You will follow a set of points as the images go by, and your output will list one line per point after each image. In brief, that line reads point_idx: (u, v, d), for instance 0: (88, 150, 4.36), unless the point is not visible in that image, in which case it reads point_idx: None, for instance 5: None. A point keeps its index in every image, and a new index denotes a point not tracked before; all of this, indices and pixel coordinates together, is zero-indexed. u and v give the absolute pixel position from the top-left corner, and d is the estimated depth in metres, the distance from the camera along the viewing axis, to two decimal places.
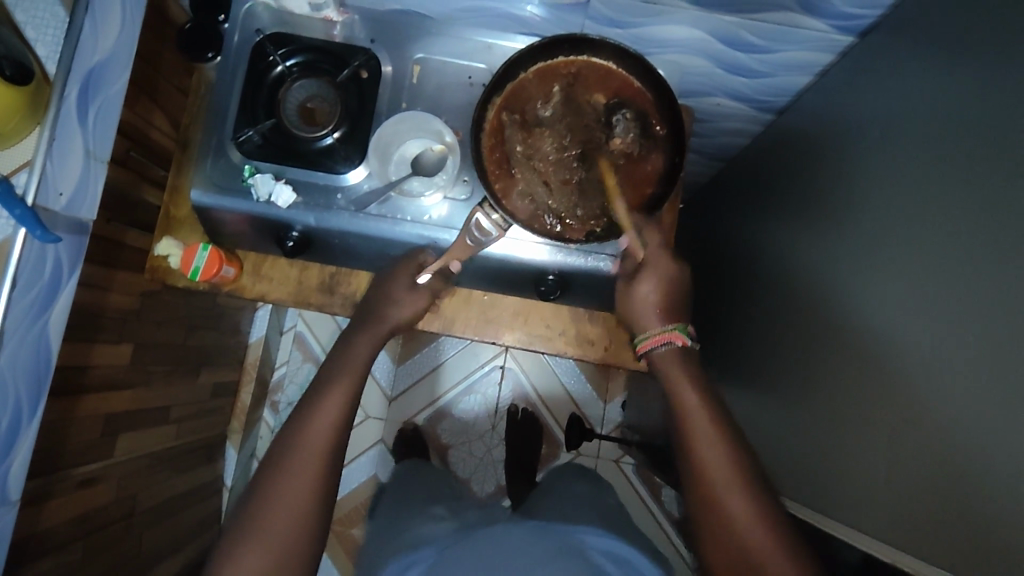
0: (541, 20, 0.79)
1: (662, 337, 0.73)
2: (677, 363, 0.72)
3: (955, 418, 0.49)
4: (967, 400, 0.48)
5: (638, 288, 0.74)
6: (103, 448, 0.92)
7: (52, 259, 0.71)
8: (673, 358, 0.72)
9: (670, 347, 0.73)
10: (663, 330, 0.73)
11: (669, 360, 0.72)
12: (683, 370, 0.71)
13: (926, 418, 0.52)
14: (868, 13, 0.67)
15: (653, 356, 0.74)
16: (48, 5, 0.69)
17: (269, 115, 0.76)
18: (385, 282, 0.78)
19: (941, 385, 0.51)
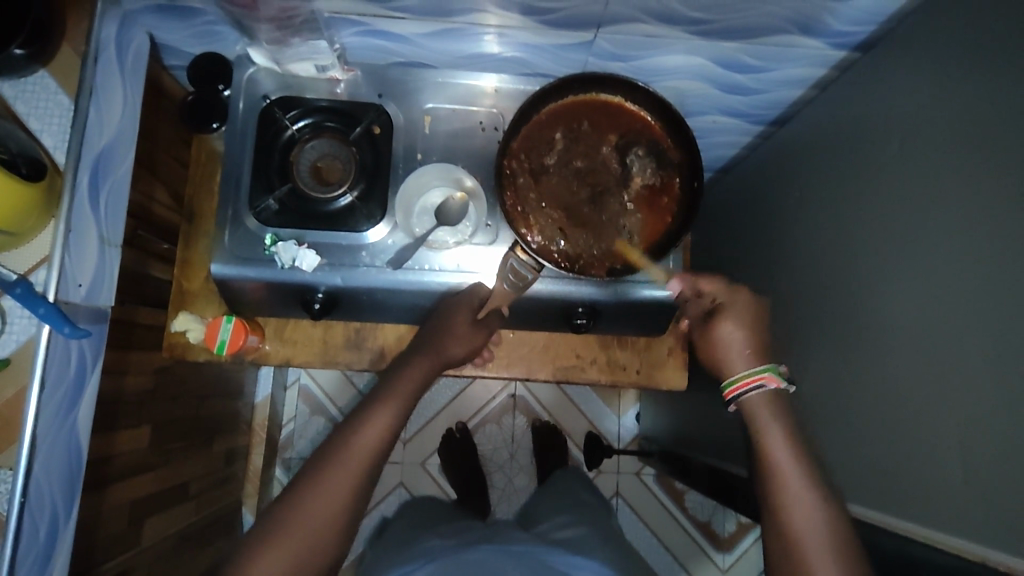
0: (544, 60, 0.80)
1: (752, 380, 0.67)
2: (773, 410, 0.66)
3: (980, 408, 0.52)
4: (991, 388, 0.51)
5: (719, 330, 0.70)
6: (130, 537, 0.88)
7: (77, 352, 0.68)
8: (768, 405, 0.66)
9: (763, 390, 0.66)
10: (753, 372, 0.67)
11: (766, 407, 0.66)
12: (781, 419, 0.65)
13: (963, 410, 0.54)
14: (862, 29, 0.71)
15: (745, 402, 0.67)
16: (50, 94, 0.67)
17: (284, 180, 0.75)
18: (418, 334, 0.78)
19: (968, 373, 0.53)
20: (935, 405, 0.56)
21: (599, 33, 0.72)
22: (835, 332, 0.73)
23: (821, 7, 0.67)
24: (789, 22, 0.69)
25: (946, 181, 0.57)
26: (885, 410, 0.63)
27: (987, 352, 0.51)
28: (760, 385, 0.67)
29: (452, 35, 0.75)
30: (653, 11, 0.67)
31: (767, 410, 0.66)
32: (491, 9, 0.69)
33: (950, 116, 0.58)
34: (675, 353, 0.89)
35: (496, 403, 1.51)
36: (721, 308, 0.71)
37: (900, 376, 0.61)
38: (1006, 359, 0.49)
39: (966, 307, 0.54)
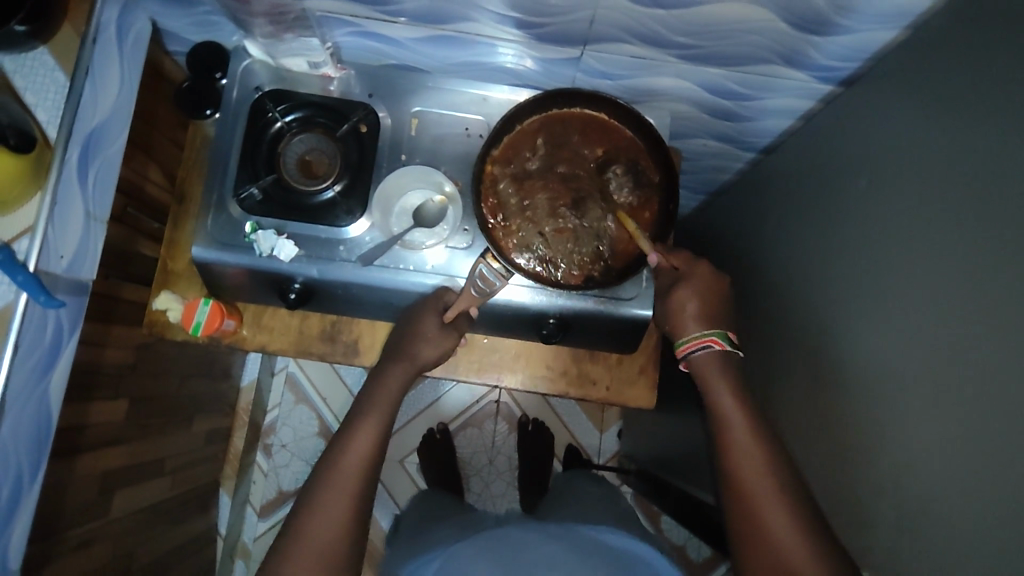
0: (534, 72, 0.82)
1: (700, 341, 0.70)
2: (717, 368, 0.69)
3: (950, 455, 0.51)
4: (957, 438, 0.51)
5: (676, 295, 0.71)
6: (99, 507, 0.90)
7: (52, 322, 0.71)
8: (713, 363, 0.69)
9: (710, 351, 0.69)
10: (702, 334, 0.70)
11: (710, 366, 0.69)
12: (723, 375, 0.69)
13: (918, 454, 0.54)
14: (846, 65, 0.72)
15: (693, 358, 0.71)
16: (48, 71, 0.70)
17: (270, 171, 0.77)
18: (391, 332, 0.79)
19: (930, 421, 0.53)
20: (901, 446, 0.57)
21: (586, 50, 0.74)
22: (808, 363, 0.73)
23: (804, 41, 0.68)
24: (773, 53, 0.70)
25: (918, 224, 0.58)
26: (852, 447, 0.63)
27: (954, 397, 0.51)
28: (705, 347, 0.70)
29: (444, 42, 0.77)
30: (640, 34, 0.69)
31: (712, 370, 0.69)
32: (483, 20, 0.71)
33: (922, 158, 0.59)
34: (646, 371, 0.89)
35: (479, 407, 1.52)
36: (678, 276, 0.72)
37: (870, 418, 0.61)
38: (971, 404, 0.50)
39: (935, 354, 0.54)
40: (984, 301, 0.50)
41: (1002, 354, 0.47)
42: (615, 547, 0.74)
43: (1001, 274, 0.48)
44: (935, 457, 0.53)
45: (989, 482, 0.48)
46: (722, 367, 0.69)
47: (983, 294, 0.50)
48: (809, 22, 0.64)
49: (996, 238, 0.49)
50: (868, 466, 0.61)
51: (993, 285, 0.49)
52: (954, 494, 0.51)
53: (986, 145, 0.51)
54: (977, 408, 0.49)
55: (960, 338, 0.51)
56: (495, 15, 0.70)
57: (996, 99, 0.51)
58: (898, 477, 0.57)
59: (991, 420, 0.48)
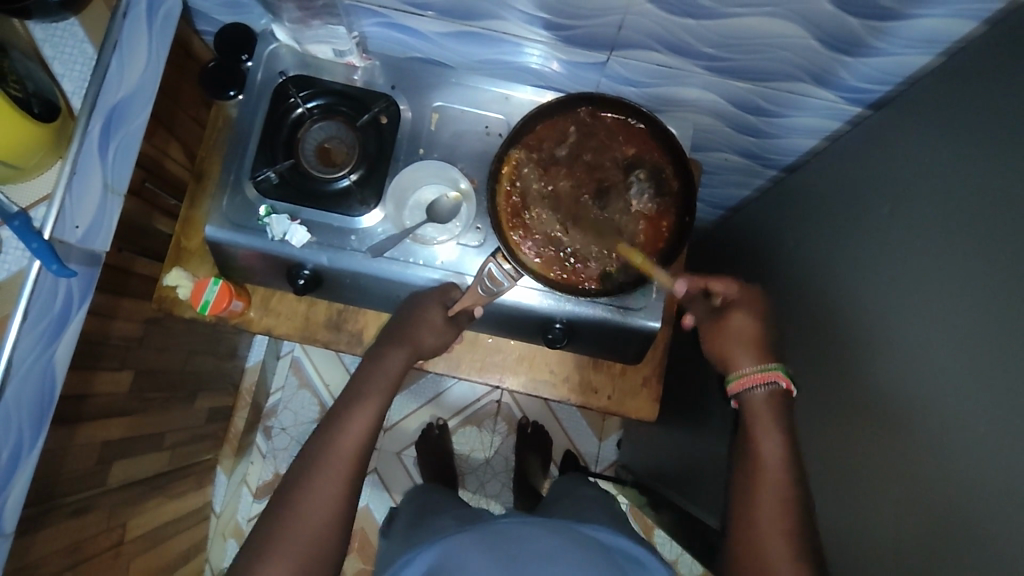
0: (559, 75, 0.81)
1: (762, 376, 0.68)
2: (774, 407, 0.67)
3: (954, 492, 0.51)
4: (965, 475, 0.50)
5: (732, 322, 0.71)
6: (96, 476, 0.91)
7: (63, 290, 0.71)
8: (771, 401, 0.68)
9: (765, 388, 0.68)
10: (763, 369, 0.68)
11: (765, 405, 0.68)
12: (774, 415, 0.67)
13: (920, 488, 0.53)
14: (877, 88, 0.70)
15: (748, 396, 0.69)
16: (77, 43, 0.71)
17: (288, 155, 0.77)
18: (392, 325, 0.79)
19: (944, 458, 0.52)
20: (908, 480, 0.55)
21: (613, 56, 0.73)
22: (814, 389, 0.72)
23: (836, 61, 0.67)
24: (802, 71, 0.69)
25: (938, 255, 0.57)
26: (856, 477, 0.62)
27: (967, 434, 0.50)
28: (765, 383, 0.68)
29: (470, 38, 0.77)
30: (668, 43, 0.68)
31: (764, 409, 0.67)
32: (512, 20, 0.71)
33: (946, 188, 0.57)
34: (648, 384, 0.88)
35: (481, 406, 1.52)
36: (733, 303, 0.72)
37: (878, 451, 0.59)
38: (984, 443, 0.48)
39: (949, 390, 0.53)
40: (1002, 337, 0.48)
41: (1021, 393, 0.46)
42: (606, 549, 0.74)
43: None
44: (942, 493, 0.52)
45: (1002, 525, 0.46)
46: (778, 411, 0.67)
47: (1001, 330, 0.49)
48: (841, 42, 0.63)
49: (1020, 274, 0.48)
50: (871, 499, 0.60)
51: (1013, 322, 0.48)
52: (963, 535, 0.49)
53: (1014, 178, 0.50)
54: (993, 449, 0.48)
55: (978, 375, 0.50)
56: (524, 15, 0.69)
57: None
58: (904, 513, 0.56)
59: (1000, 459, 0.47)
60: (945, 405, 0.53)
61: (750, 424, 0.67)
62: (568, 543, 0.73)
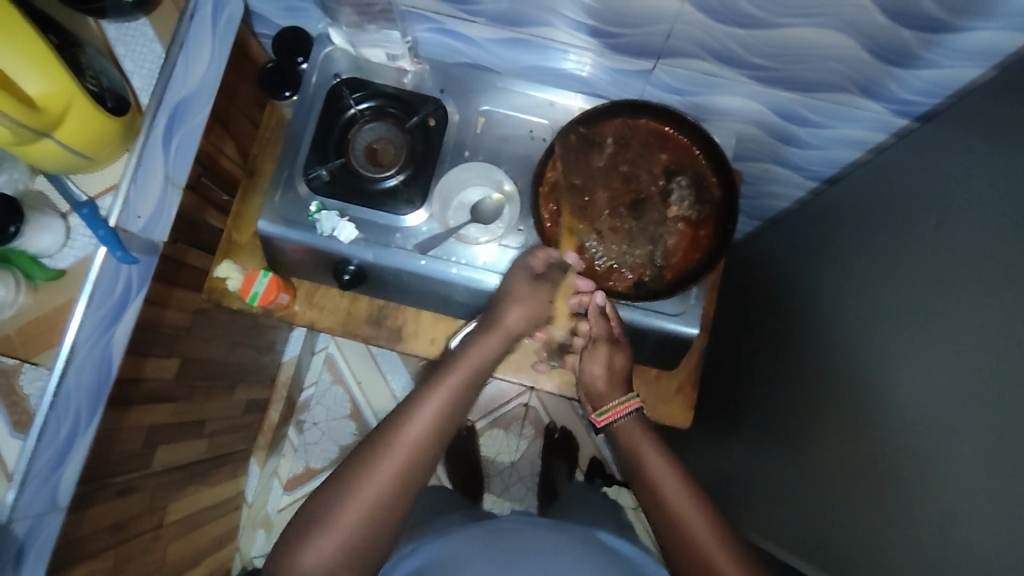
0: (604, 82, 0.83)
1: (628, 408, 0.76)
2: (639, 428, 0.76)
3: (997, 506, 0.50)
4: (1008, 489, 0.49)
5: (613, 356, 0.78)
6: (141, 458, 0.94)
7: (124, 278, 0.74)
8: (635, 425, 0.76)
9: (630, 419, 0.76)
10: (627, 401, 0.77)
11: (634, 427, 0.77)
12: (640, 432, 0.76)
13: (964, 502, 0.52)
14: (925, 100, 0.70)
15: (615, 428, 0.77)
16: (147, 42, 0.75)
17: (338, 155, 0.80)
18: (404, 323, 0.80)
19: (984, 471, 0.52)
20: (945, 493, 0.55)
21: (659, 64, 0.74)
22: (847, 402, 0.72)
23: (884, 73, 0.67)
24: (849, 82, 0.70)
25: (985, 266, 0.56)
26: (892, 489, 0.62)
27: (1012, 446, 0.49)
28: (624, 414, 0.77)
29: (518, 44, 0.79)
30: (715, 52, 0.69)
31: (635, 430, 0.76)
32: (560, 27, 0.72)
33: (996, 200, 0.57)
34: (683, 391, 0.88)
35: (509, 409, 1.53)
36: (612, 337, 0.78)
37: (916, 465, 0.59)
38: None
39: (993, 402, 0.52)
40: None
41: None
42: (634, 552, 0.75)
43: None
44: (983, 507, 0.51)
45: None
46: (645, 429, 0.76)
47: None
48: (891, 54, 0.64)
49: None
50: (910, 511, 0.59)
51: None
52: (1002, 550, 0.49)
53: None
54: None
55: (1021, 387, 0.49)
56: (573, 22, 0.71)
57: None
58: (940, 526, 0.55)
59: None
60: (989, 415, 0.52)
61: (630, 447, 0.74)
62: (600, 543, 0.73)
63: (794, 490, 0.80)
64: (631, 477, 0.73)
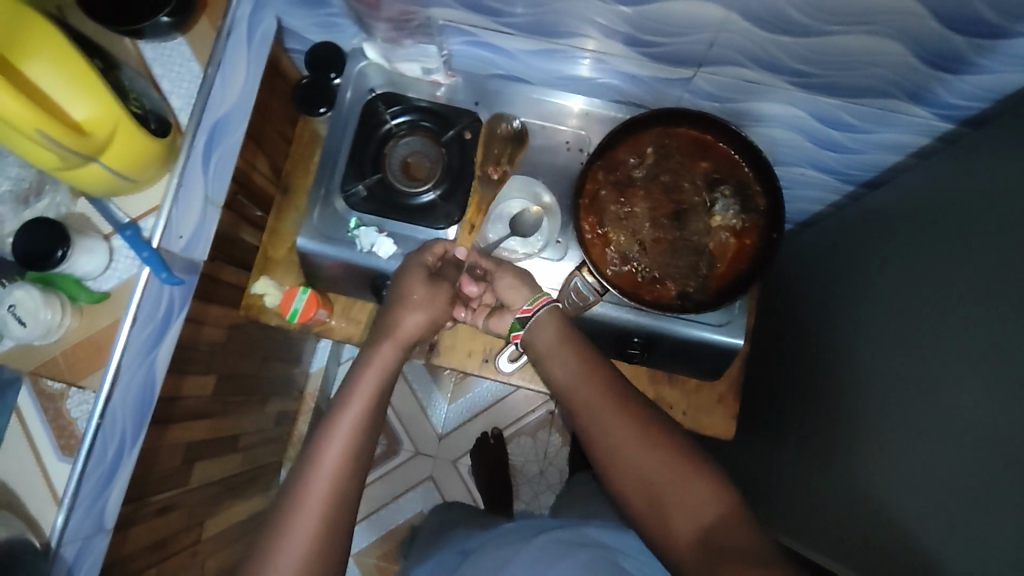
0: (640, 91, 0.82)
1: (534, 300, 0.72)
2: (555, 323, 0.71)
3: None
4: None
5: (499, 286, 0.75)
6: (179, 475, 0.94)
7: (166, 299, 0.74)
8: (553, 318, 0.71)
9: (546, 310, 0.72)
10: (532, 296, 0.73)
11: (552, 330, 0.71)
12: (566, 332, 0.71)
13: None
14: (974, 104, 0.69)
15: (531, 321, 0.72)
16: (184, 61, 0.75)
17: (375, 170, 0.80)
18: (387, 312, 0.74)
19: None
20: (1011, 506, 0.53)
21: (698, 72, 0.74)
22: (887, 408, 0.70)
23: (933, 76, 0.66)
24: (895, 86, 0.68)
25: None
26: None
27: None
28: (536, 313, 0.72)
29: (554, 55, 0.78)
30: (758, 59, 0.68)
31: (549, 333, 0.71)
32: (597, 37, 0.72)
33: None
34: (725, 400, 0.87)
35: (535, 416, 1.52)
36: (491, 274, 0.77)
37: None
38: None
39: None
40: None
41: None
42: None
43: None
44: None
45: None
46: (561, 329, 0.71)
47: None
48: (941, 58, 0.62)
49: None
50: None
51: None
52: None
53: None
54: None
55: None
56: (613, 34, 0.70)
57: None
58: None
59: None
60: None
61: (548, 359, 0.70)
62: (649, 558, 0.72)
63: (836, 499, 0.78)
64: (567, 395, 0.69)
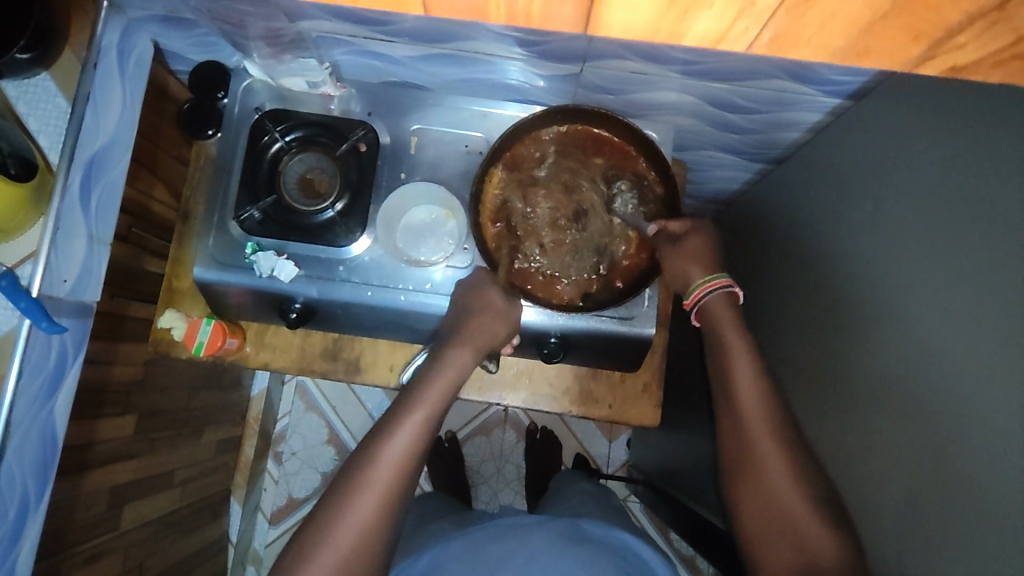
0: (535, 88, 0.81)
1: (713, 285, 0.71)
2: (727, 309, 0.71)
3: (955, 490, 0.49)
4: (962, 473, 0.48)
5: (687, 241, 0.72)
6: (109, 520, 0.91)
7: (57, 345, 0.72)
8: (724, 305, 0.71)
9: (719, 294, 0.71)
10: (711, 278, 0.71)
11: (721, 306, 0.71)
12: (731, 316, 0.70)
13: (928, 486, 0.52)
14: (852, 80, 0.69)
15: (704, 304, 0.72)
16: (50, 97, 0.71)
17: (270, 191, 0.77)
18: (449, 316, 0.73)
19: (938, 453, 0.51)
20: (908, 477, 0.54)
21: (584, 67, 0.73)
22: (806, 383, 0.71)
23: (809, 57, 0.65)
24: (778, 69, 0.68)
25: (926, 244, 0.56)
26: (861, 478, 0.61)
27: (957, 429, 0.49)
28: (717, 289, 0.71)
29: (441, 59, 0.76)
30: (638, 50, 0.67)
31: (723, 310, 0.70)
32: (478, 38, 0.70)
33: (933, 178, 0.56)
34: (649, 389, 0.88)
35: (488, 415, 1.52)
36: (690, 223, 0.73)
37: (879, 448, 0.58)
38: (975, 439, 0.48)
39: (940, 386, 0.51)
40: (992, 329, 0.47)
41: (1015, 385, 0.44)
42: (616, 560, 0.74)
43: (1014, 300, 0.46)
44: (939, 488, 0.50)
45: (998, 521, 0.45)
46: (734, 309, 0.71)
47: (992, 323, 0.47)
48: None
49: (1009, 262, 0.47)
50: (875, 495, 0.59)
51: (1006, 315, 0.46)
52: (963, 533, 0.48)
53: (1003, 165, 0.49)
54: (981, 443, 0.47)
55: (965, 368, 0.49)
56: (494, 35, 0.69)
57: (1015, 114, 0.48)
58: (906, 512, 0.54)
59: (999, 460, 0.45)
60: (939, 394, 0.51)
61: (716, 330, 0.70)
62: (584, 556, 0.72)
63: None
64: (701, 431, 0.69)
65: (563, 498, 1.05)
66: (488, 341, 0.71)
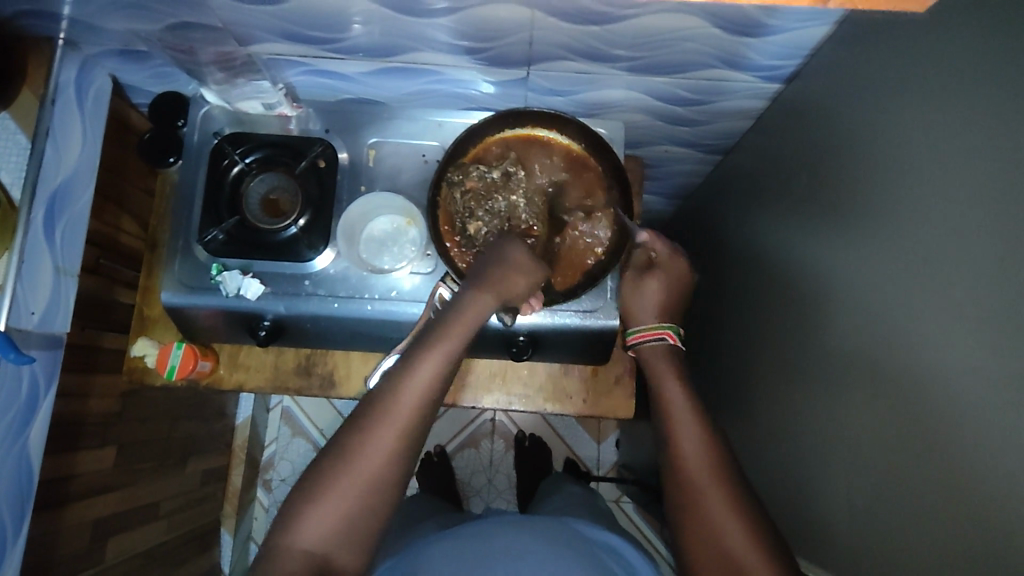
0: (487, 96, 0.84)
1: (651, 332, 0.75)
2: (662, 360, 0.74)
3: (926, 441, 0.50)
4: (933, 424, 0.50)
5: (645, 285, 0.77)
6: (94, 555, 0.89)
7: (28, 377, 0.73)
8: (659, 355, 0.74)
9: (659, 344, 0.75)
10: (654, 326, 0.76)
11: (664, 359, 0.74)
12: (670, 368, 0.73)
13: (902, 438, 0.53)
14: (786, 63, 0.72)
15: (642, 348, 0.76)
16: (9, 134, 0.72)
17: (232, 213, 0.78)
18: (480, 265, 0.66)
19: (908, 406, 0.52)
20: (881, 435, 0.56)
21: (532, 70, 0.76)
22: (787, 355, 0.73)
23: (741, 44, 0.68)
24: (715, 59, 0.71)
25: (874, 211, 0.58)
26: (834, 442, 0.63)
27: (921, 382, 0.51)
28: (657, 339, 0.75)
29: (393, 73, 0.79)
30: (581, 51, 0.70)
31: (662, 362, 0.74)
32: (430, 50, 0.73)
33: (874, 149, 0.59)
34: (622, 381, 0.89)
35: (476, 425, 1.52)
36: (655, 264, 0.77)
37: (849, 411, 0.60)
38: (938, 386, 0.49)
39: (903, 341, 0.53)
40: (945, 282, 0.49)
41: (974, 333, 0.46)
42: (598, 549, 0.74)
43: (961, 251, 0.48)
44: (914, 439, 0.52)
45: (968, 464, 0.46)
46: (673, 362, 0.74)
47: (943, 275, 0.49)
48: (740, 26, 0.64)
49: (951, 216, 0.49)
50: (849, 456, 0.60)
51: (955, 269, 0.48)
52: (935, 482, 0.50)
53: (934, 124, 0.51)
54: (942, 390, 0.49)
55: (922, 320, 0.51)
56: (443, 45, 0.71)
57: (938, 81, 0.51)
58: (881, 471, 0.56)
59: (964, 406, 0.47)
60: (905, 351, 0.53)
61: (657, 371, 0.72)
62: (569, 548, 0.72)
63: (753, 455, 0.80)
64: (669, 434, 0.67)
65: (550, 502, 1.05)
66: (507, 293, 0.65)
